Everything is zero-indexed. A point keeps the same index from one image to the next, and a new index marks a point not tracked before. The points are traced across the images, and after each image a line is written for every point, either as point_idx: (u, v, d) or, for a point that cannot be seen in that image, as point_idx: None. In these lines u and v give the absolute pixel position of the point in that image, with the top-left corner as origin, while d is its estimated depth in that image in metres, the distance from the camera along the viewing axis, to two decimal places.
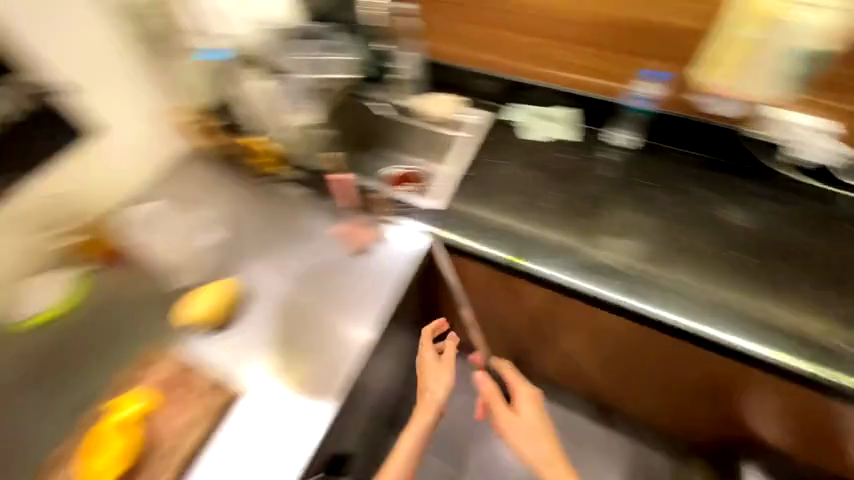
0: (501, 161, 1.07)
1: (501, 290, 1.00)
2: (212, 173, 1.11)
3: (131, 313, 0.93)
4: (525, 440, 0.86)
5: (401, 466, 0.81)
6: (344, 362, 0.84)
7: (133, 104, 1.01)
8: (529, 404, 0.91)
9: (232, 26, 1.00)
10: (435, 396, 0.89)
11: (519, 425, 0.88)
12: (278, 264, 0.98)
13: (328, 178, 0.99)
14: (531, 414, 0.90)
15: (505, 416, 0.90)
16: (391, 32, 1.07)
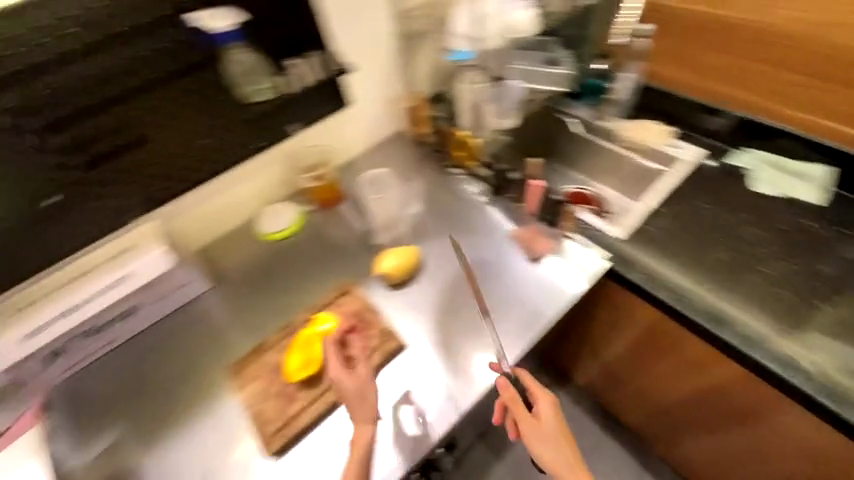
0: (694, 200, 1.04)
1: (675, 343, 0.94)
2: (405, 152, 1.19)
3: (316, 255, 1.00)
4: (544, 447, 0.73)
5: (360, 455, 0.67)
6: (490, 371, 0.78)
7: (378, 79, 1.07)
8: (548, 409, 0.75)
9: (478, 29, 0.96)
10: (351, 397, 0.71)
11: (539, 432, 0.74)
12: (459, 245, 0.97)
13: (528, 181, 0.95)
14: (553, 420, 0.74)
15: (524, 423, 0.74)
16: (625, 55, 1.16)
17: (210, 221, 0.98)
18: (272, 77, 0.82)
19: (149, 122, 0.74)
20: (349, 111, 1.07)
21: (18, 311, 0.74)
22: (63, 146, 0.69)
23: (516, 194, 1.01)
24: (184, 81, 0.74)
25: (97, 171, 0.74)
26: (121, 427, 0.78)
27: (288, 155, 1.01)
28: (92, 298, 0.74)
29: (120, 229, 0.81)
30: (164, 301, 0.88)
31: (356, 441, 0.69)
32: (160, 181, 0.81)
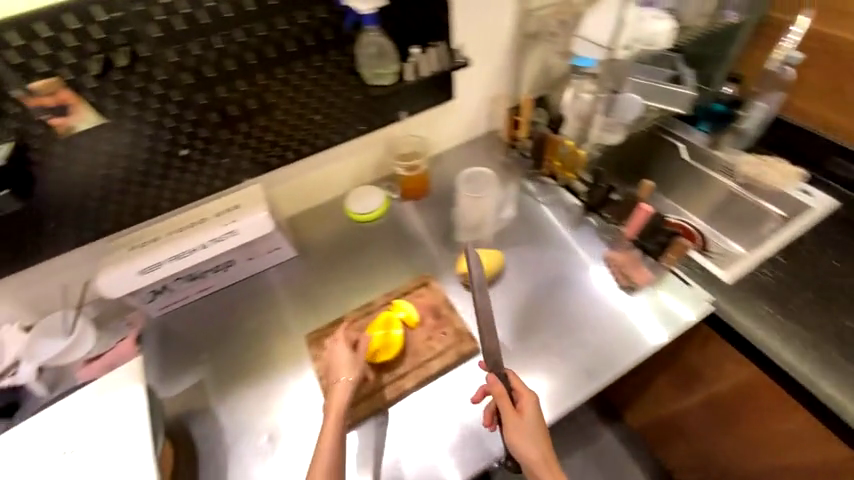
0: (817, 254, 0.94)
1: (781, 416, 0.84)
2: (496, 153, 1.16)
3: (397, 243, 1.01)
4: (525, 442, 0.65)
5: (337, 417, 0.66)
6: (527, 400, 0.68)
7: (486, 77, 1.06)
8: (535, 405, 0.68)
9: (607, 34, 0.90)
10: (341, 360, 0.73)
11: (523, 426, 0.66)
12: (544, 257, 0.93)
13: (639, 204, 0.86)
14: (536, 416, 0.67)
15: (508, 417, 0.66)
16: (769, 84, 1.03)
17: (304, 192, 1.02)
18: (396, 62, 0.82)
19: (278, 92, 0.78)
20: (452, 106, 1.06)
21: (139, 246, 0.81)
22: (203, 104, 0.74)
23: (615, 215, 0.92)
24: (318, 58, 0.77)
25: (225, 131, 0.79)
26: (204, 369, 0.83)
27: (387, 140, 1.03)
28: (202, 246, 0.80)
29: (230, 187, 0.88)
30: (257, 260, 0.93)
31: (334, 402, 0.68)
32: (270, 149, 0.86)
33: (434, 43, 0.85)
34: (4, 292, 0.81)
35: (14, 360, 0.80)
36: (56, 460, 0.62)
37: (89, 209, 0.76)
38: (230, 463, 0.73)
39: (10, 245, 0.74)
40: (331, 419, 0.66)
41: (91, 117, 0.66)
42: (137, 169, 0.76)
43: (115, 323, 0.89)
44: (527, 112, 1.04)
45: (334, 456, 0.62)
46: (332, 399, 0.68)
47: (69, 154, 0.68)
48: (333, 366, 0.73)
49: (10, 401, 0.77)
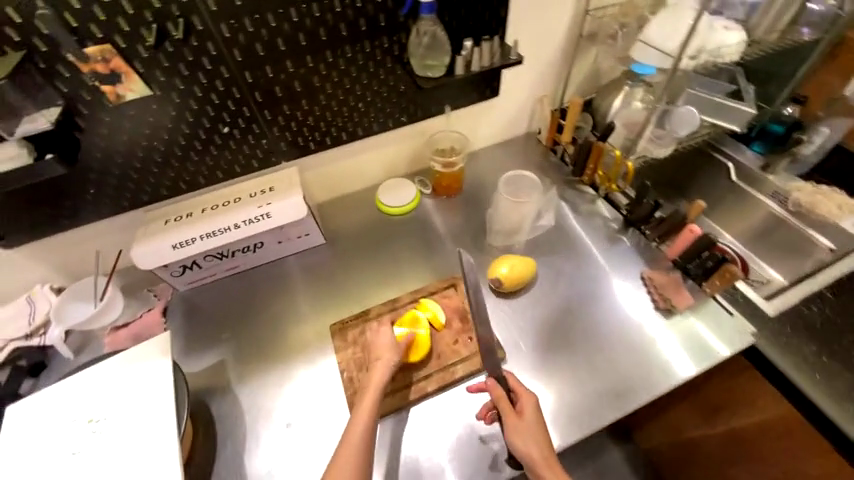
0: None
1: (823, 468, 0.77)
2: (534, 156, 1.13)
3: (426, 238, 0.99)
4: (526, 441, 0.62)
5: (374, 396, 0.65)
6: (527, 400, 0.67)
7: (533, 78, 1.02)
8: (535, 405, 0.67)
9: (669, 42, 0.83)
10: (387, 344, 0.73)
11: (524, 425, 0.64)
12: (580, 269, 0.91)
13: (691, 226, 0.82)
14: (537, 416, 0.66)
15: (508, 417, 0.65)
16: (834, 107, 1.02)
17: (337, 179, 1.00)
18: (448, 55, 0.79)
19: (324, 76, 0.77)
20: (495, 104, 1.03)
21: (173, 220, 0.81)
22: (250, 83, 0.72)
23: (657, 233, 0.90)
24: (368, 43, 0.75)
25: (267, 112, 0.78)
26: (227, 348, 0.83)
27: (425, 134, 1.01)
28: (236, 226, 0.80)
29: (266, 168, 0.87)
30: (286, 244, 0.92)
31: (374, 379, 0.67)
32: (309, 133, 0.85)
33: (487, 37, 0.82)
34: (39, 253, 0.82)
35: (44, 320, 0.82)
36: (81, 425, 0.62)
37: (128, 179, 0.76)
38: (245, 447, 0.72)
39: (50, 208, 0.74)
40: (369, 397, 0.65)
41: (140, 87, 0.65)
42: (178, 143, 0.75)
43: (142, 293, 0.90)
44: (573, 116, 0.99)
45: (366, 432, 0.61)
46: (374, 376, 0.68)
47: (115, 122, 0.68)
48: (376, 349, 0.73)
49: (37, 361, 0.79)
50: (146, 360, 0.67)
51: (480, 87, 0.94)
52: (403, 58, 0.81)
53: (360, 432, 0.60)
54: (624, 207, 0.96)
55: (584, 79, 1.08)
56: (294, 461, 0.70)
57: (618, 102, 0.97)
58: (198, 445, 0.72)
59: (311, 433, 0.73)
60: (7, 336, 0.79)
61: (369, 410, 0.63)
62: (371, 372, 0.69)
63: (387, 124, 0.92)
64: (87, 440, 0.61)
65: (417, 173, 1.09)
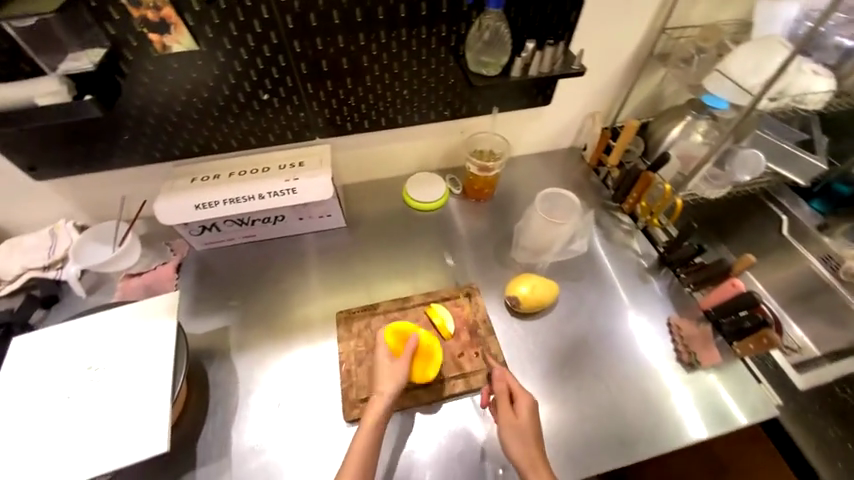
0: None
1: None
2: (574, 172, 1.07)
3: (447, 239, 0.95)
4: (513, 440, 0.61)
5: (374, 429, 0.61)
6: (522, 400, 0.65)
7: (590, 92, 0.96)
8: (531, 410, 0.64)
9: (750, 77, 0.76)
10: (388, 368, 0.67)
11: (514, 424, 0.62)
12: (604, 303, 0.86)
13: (736, 281, 0.79)
14: (531, 421, 0.62)
15: (502, 411, 0.64)
16: None
17: (367, 163, 0.98)
18: (507, 55, 0.74)
19: (374, 57, 0.73)
20: (544, 112, 0.98)
21: (200, 179, 0.80)
22: (297, 53, 0.70)
23: (693, 279, 0.85)
24: (425, 30, 0.71)
25: (309, 85, 0.75)
26: (232, 316, 0.82)
27: (466, 132, 0.96)
28: (260, 196, 0.78)
29: (300, 142, 0.85)
30: (306, 221, 0.91)
31: (370, 414, 0.62)
32: (348, 114, 0.82)
33: (551, 41, 0.77)
34: (68, 189, 0.83)
35: (63, 256, 0.83)
36: (83, 368, 0.63)
37: (162, 131, 0.75)
38: (235, 418, 0.71)
39: (82, 147, 0.74)
40: (373, 431, 0.61)
41: (187, 41, 0.63)
42: (216, 103, 0.73)
43: (159, 245, 0.90)
44: (626, 139, 0.92)
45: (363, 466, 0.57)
46: (375, 412, 0.62)
47: (157, 73, 0.66)
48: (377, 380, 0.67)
49: (51, 293, 0.80)
50: (152, 316, 0.67)
51: (531, 93, 0.89)
52: (459, 50, 0.76)
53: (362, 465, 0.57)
54: (662, 244, 0.91)
55: (644, 102, 1.01)
56: (280, 442, 0.69)
57: (676, 132, 0.91)
58: (190, 407, 0.72)
59: (300, 418, 0.71)
60: (27, 265, 0.81)
61: (370, 446, 0.59)
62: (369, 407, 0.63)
63: (429, 116, 0.88)
64: (86, 384, 0.62)
65: (449, 171, 1.05)
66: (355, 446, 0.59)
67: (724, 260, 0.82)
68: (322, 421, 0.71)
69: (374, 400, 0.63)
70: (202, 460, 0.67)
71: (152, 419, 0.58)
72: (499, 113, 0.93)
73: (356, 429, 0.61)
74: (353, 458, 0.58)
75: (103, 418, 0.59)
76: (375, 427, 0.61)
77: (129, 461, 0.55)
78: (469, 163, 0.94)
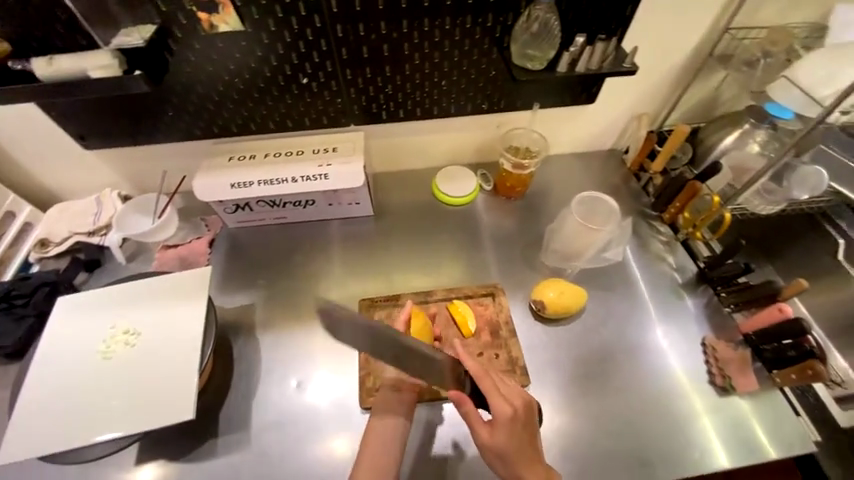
0: None
1: None
2: (613, 176, 1.02)
3: (474, 236, 0.93)
4: (497, 463, 0.56)
5: (383, 423, 0.62)
6: (496, 424, 0.55)
7: (638, 92, 0.91)
8: (510, 433, 0.55)
9: (822, 85, 0.70)
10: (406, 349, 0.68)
11: (494, 450, 0.56)
12: (634, 316, 0.82)
13: (784, 306, 0.74)
14: (513, 444, 0.55)
15: (478, 436, 0.57)
16: None
17: (398, 153, 0.97)
18: (554, 49, 0.72)
19: (415, 45, 0.71)
20: (586, 111, 0.93)
21: (237, 159, 0.82)
22: (339, 38, 0.69)
23: (735, 299, 0.81)
24: (470, 19, 0.68)
25: (348, 71, 0.74)
26: (258, 294, 0.84)
27: (502, 127, 0.93)
28: (292, 180, 0.79)
29: (334, 127, 0.85)
30: (335, 207, 0.91)
31: (377, 409, 0.64)
32: (384, 102, 0.81)
33: (603, 37, 0.72)
34: (114, 159, 0.86)
35: (107, 223, 0.87)
36: (121, 332, 0.67)
37: (204, 109, 0.77)
38: (256, 393, 0.73)
39: (129, 120, 0.77)
40: (386, 420, 0.63)
41: (234, 21, 0.64)
42: (256, 85, 0.74)
43: (194, 219, 0.93)
44: (674, 144, 0.87)
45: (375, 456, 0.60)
46: (377, 406, 0.65)
47: (203, 51, 0.67)
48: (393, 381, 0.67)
49: (93, 258, 0.85)
50: (185, 287, 0.70)
51: (575, 90, 0.85)
52: (503, 42, 0.73)
53: (380, 450, 0.60)
54: (704, 259, 0.87)
55: (696, 106, 0.95)
56: (297, 422, 0.71)
57: (730, 140, 0.85)
58: (214, 379, 0.74)
59: (318, 399, 0.73)
60: (74, 229, 0.85)
61: (386, 433, 0.62)
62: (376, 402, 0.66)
63: (466, 109, 0.86)
64: (122, 348, 0.65)
65: (481, 165, 1.03)
66: (371, 431, 0.62)
67: (773, 281, 0.77)
68: (338, 405, 0.72)
69: (379, 393, 0.66)
70: (222, 431, 0.69)
71: (179, 387, 0.60)
72: (539, 110, 0.89)
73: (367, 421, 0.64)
74: (370, 441, 0.61)
75: (136, 381, 0.62)
76: (389, 417, 0.63)
77: (156, 425, 0.57)
78: (503, 159, 0.91)
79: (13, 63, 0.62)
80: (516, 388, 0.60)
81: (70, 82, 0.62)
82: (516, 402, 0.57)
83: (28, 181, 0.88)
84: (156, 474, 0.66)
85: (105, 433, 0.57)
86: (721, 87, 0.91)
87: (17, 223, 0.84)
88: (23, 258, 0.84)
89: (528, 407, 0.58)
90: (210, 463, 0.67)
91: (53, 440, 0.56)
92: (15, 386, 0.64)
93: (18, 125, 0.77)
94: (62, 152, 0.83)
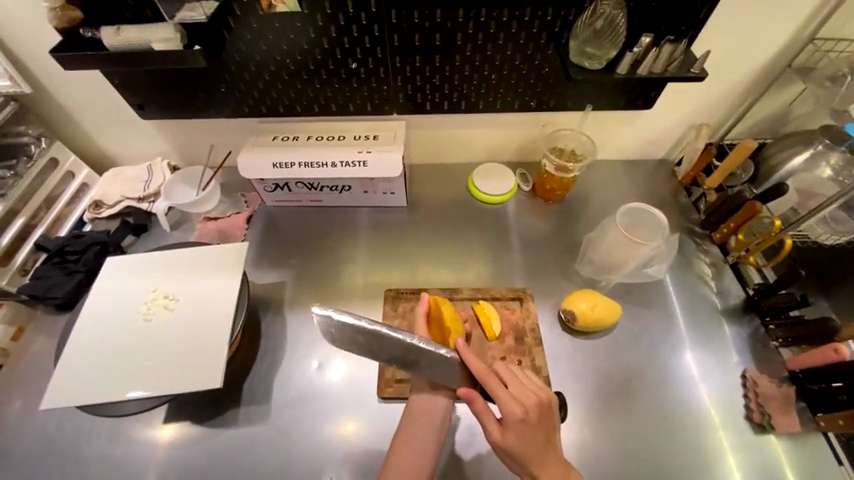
0: None
1: None
2: (660, 188, 0.97)
3: (507, 236, 0.91)
4: (510, 461, 0.56)
5: (414, 423, 0.62)
6: (505, 423, 0.54)
7: (699, 101, 0.85)
8: (522, 434, 0.54)
9: None
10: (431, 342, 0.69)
11: (505, 449, 0.55)
12: (669, 339, 0.78)
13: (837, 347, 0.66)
14: (524, 446, 0.54)
15: (488, 434, 0.56)
16: None
17: (437, 145, 0.95)
18: (616, 49, 0.68)
19: (468, 35, 0.69)
20: (640, 118, 0.88)
21: (281, 139, 0.83)
22: (392, 24, 0.68)
23: (783, 334, 0.75)
24: (529, 11, 0.66)
25: (398, 58, 0.73)
26: (289, 273, 0.86)
27: (547, 127, 0.90)
28: (333, 164, 0.80)
29: (378, 115, 0.85)
30: (370, 195, 0.91)
31: (412, 410, 0.63)
32: (430, 93, 0.80)
33: (671, 38, 0.68)
34: (167, 130, 0.90)
35: (156, 191, 0.91)
36: (161, 296, 0.70)
37: (254, 88, 0.78)
38: (280, 369, 0.75)
39: (184, 94, 0.80)
40: (418, 423, 0.62)
41: (292, 2, 0.64)
42: (307, 67, 0.75)
43: (234, 194, 0.96)
44: (736, 160, 0.80)
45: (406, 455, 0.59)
46: (410, 408, 0.64)
47: (260, 30, 0.68)
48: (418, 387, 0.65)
49: (141, 223, 0.89)
50: (224, 259, 0.72)
51: (631, 94, 0.80)
52: (561, 38, 0.70)
53: (413, 449, 0.59)
54: (754, 285, 0.81)
55: (763, 120, 0.88)
56: (315, 402, 0.72)
57: (800, 160, 0.79)
58: (241, 350, 0.77)
59: (338, 383, 0.74)
60: (125, 194, 0.90)
61: (420, 434, 0.61)
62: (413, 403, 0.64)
63: (512, 106, 0.83)
64: (160, 313, 0.68)
65: (521, 165, 1.00)
66: (404, 431, 0.62)
67: (830, 319, 0.70)
68: (357, 391, 0.73)
69: (412, 395, 0.65)
70: (245, 401, 0.72)
71: (210, 355, 0.63)
72: (590, 112, 0.85)
73: (403, 420, 0.63)
74: (402, 439, 0.60)
75: (172, 344, 0.65)
76: (420, 420, 0.62)
77: (187, 389, 0.60)
78: (546, 161, 0.88)
79: (85, 31, 0.65)
80: (530, 385, 0.58)
81: (134, 52, 0.64)
82: (527, 403, 0.55)
83: (88, 144, 0.93)
84: (181, 433, 0.69)
85: (141, 391, 0.60)
86: (795, 102, 0.83)
87: (75, 183, 0.90)
88: (78, 216, 0.90)
89: (543, 406, 0.56)
90: (231, 430, 0.69)
91: (95, 392, 0.60)
92: (63, 336, 0.69)
93: (83, 91, 0.81)
94: (121, 119, 0.88)
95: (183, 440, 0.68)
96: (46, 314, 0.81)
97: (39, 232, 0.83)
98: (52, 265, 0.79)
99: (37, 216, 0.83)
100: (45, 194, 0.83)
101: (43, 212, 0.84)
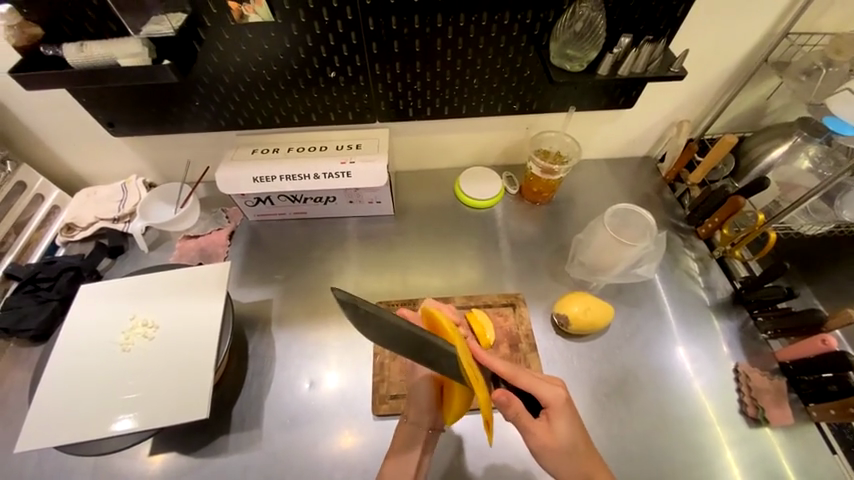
0: None
1: None
2: (646, 185, 0.97)
3: (496, 240, 0.90)
4: (560, 463, 0.51)
5: (409, 449, 0.61)
6: (551, 416, 0.52)
7: (680, 97, 0.85)
8: (570, 418, 0.52)
9: None
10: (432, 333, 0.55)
11: (558, 446, 0.51)
12: (664, 337, 0.78)
13: (827, 339, 0.68)
14: (576, 430, 0.52)
15: (536, 437, 0.51)
16: None
17: (421, 152, 0.94)
18: (597, 50, 0.68)
19: (448, 41, 0.68)
20: (622, 116, 0.88)
21: (261, 152, 0.81)
22: (370, 32, 0.66)
23: (773, 325, 0.76)
24: (507, 15, 0.65)
25: (377, 66, 0.72)
26: (275, 289, 0.84)
27: (531, 129, 0.89)
28: (315, 176, 0.77)
29: (360, 123, 0.83)
30: (356, 205, 0.89)
31: (406, 436, 0.62)
32: (411, 99, 0.79)
33: (651, 38, 0.68)
34: (141, 146, 0.87)
35: (131, 211, 0.87)
36: (140, 324, 0.67)
37: (230, 101, 0.76)
38: (271, 389, 0.73)
39: (156, 108, 0.77)
40: (414, 448, 0.61)
41: (264, 12, 0.62)
42: (283, 77, 0.72)
43: (216, 210, 0.94)
44: (717, 156, 0.81)
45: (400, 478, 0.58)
46: (405, 434, 0.62)
47: (232, 42, 0.66)
48: (415, 409, 0.63)
49: (117, 244, 0.86)
50: (205, 281, 0.70)
51: (613, 94, 0.80)
52: (541, 40, 0.70)
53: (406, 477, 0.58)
54: (741, 278, 0.82)
55: (741, 115, 0.89)
56: (309, 422, 0.70)
57: (779, 153, 0.80)
58: (229, 372, 0.74)
59: (332, 402, 0.72)
60: (99, 215, 0.86)
61: (412, 464, 0.60)
62: (407, 428, 0.63)
63: (496, 110, 0.82)
64: (142, 340, 0.66)
65: (507, 168, 0.99)
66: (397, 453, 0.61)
67: (816, 309, 0.71)
68: (351, 406, 0.71)
69: (409, 420, 0.63)
70: (235, 427, 0.69)
71: (195, 383, 0.60)
72: (574, 113, 0.85)
73: (395, 447, 0.61)
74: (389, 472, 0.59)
75: (155, 373, 0.62)
76: (411, 445, 0.61)
77: (172, 422, 0.57)
78: (531, 164, 0.87)
79: (46, 49, 0.62)
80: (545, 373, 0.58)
81: (97, 70, 0.61)
82: (560, 384, 0.55)
83: (59, 165, 0.89)
84: (168, 465, 0.66)
85: (123, 426, 0.57)
86: (772, 96, 0.84)
87: (45, 206, 0.85)
88: (51, 241, 0.86)
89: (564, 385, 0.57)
90: (222, 458, 0.67)
91: (73, 430, 0.57)
92: (38, 370, 0.65)
93: (47, 109, 0.77)
94: (92, 137, 0.84)
95: (170, 471, 0.66)
96: (19, 348, 0.77)
97: (9, 260, 0.79)
98: (24, 294, 0.75)
99: (6, 243, 0.79)
100: (14, 219, 0.79)
101: (12, 238, 0.80)
